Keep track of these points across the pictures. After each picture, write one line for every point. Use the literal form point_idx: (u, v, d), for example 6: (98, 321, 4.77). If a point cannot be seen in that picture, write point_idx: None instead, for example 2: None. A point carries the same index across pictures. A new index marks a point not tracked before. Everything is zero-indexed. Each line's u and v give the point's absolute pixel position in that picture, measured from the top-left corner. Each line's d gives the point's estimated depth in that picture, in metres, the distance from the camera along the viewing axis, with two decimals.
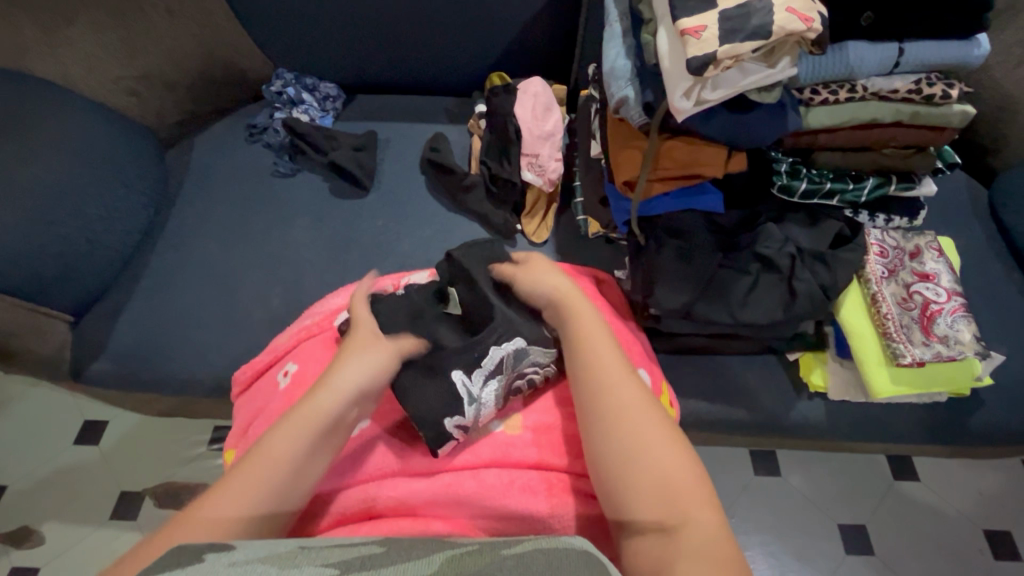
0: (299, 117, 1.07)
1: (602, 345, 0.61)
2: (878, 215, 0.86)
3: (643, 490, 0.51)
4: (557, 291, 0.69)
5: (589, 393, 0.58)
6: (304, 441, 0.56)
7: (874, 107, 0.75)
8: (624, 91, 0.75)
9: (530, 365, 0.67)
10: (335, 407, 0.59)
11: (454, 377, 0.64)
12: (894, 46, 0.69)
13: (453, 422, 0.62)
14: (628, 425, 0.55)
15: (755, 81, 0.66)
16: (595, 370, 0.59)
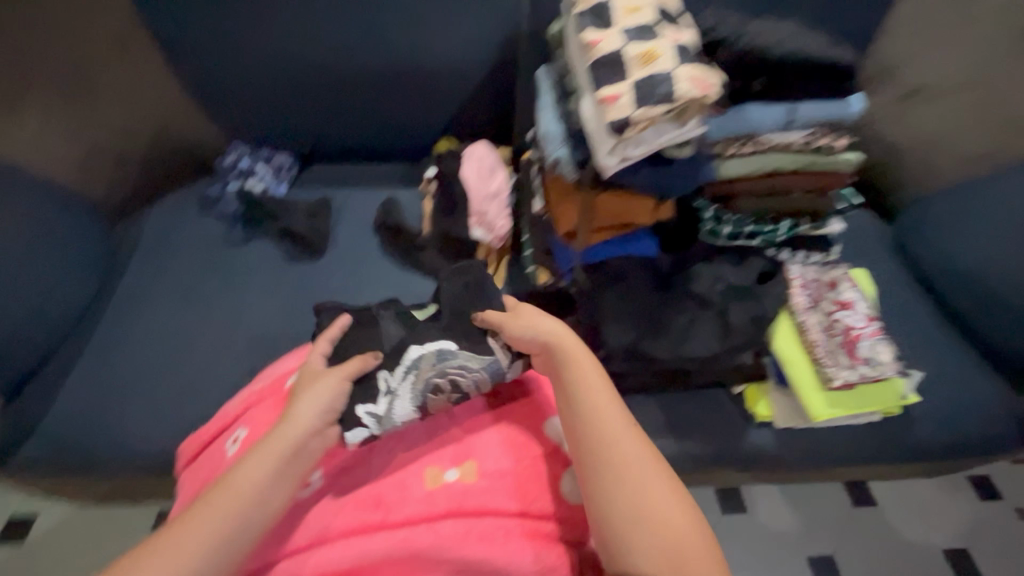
0: (253, 186, 1.09)
1: (605, 405, 0.61)
2: (798, 251, 0.94)
3: (652, 549, 0.52)
4: (544, 333, 0.68)
5: (601, 458, 0.57)
6: (261, 481, 0.57)
7: (777, 158, 0.84)
8: (558, 152, 0.82)
9: (453, 367, 0.69)
10: (290, 445, 0.60)
11: (377, 368, 0.69)
12: (784, 107, 0.80)
13: (362, 408, 0.67)
14: (644, 494, 0.55)
15: (671, 139, 0.74)
16: (603, 433, 0.59)
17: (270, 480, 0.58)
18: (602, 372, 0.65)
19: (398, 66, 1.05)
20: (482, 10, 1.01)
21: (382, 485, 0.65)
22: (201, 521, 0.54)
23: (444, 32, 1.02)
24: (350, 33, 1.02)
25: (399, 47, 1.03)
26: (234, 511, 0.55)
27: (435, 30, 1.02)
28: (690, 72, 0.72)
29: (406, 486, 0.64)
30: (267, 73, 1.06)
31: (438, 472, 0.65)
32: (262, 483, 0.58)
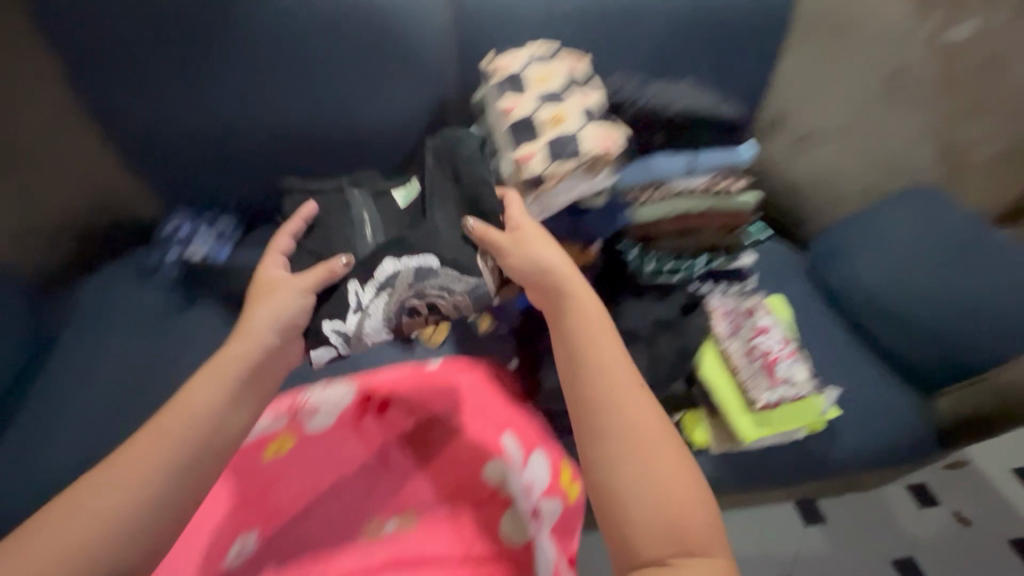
0: (193, 254, 1.10)
1: (609, 349, 0.64)
2: (719, 283, 1.02)
3: (649, 502, 0.53)
4: (547, 265, 0.73)
5: (596, 391, 0.60)
6: (221, 392, 0.64)
7: (686, 201, 0.92)
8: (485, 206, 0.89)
9: (430, 286, 0.89)
10: (243, 361, 0.68)
11: (351, 284, 0.85)
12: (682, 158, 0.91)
13: (331, 325, 0.83)
14: (640, 435, 0.57)
15: (583, 191, 0.82)
16: (603, 371, 0.62)
17: (227, 399, 0.64)
18: (605, 318, 0.69)
19: (334, 134, 1.11)
20: (411, 80, 1.08)
21: (320, 542, 0.71)
22: (162, 437, 0.59)
23: (376, 101, 1.09)
24: (285, 106, 1.06)
25: (334, 117, 1.09)
26: (196, 424, 0.61)
27: (367, 99, 1.08)
28: (593, 132, 0.81)
29: (344, 540, 0.71)
30: (202, 145, 1.08)
31: (376, 526, 0.72)
32: (222, 398, 0.64)
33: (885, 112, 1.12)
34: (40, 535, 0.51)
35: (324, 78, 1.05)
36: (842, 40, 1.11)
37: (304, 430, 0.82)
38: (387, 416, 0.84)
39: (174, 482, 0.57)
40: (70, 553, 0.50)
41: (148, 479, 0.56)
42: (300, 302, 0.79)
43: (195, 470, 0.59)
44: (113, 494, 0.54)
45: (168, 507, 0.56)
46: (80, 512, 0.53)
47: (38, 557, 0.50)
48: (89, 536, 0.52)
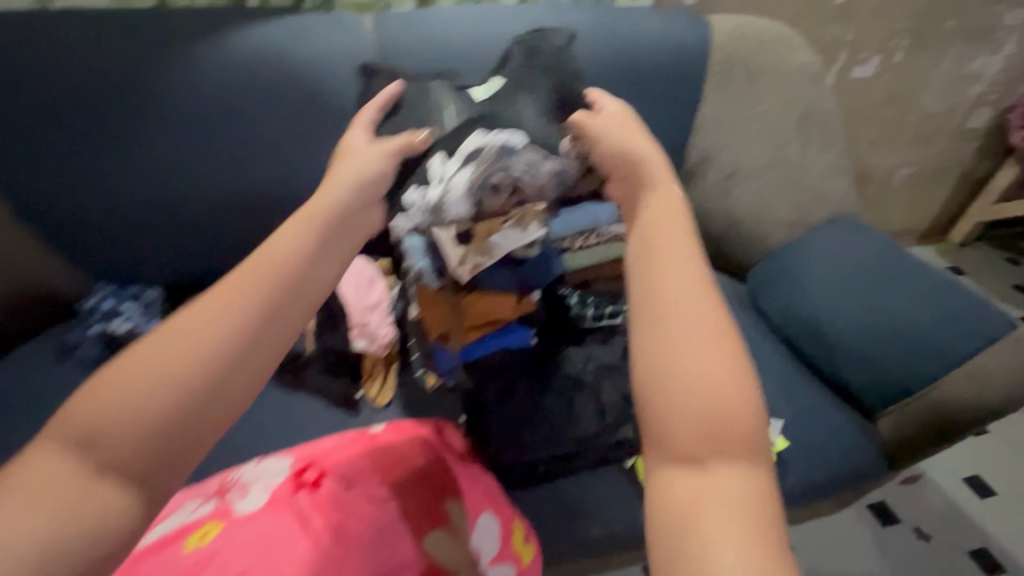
0: (117, 327, 1.05)
1: (676, 240, 0.51)
2: None
3: (692, 402, 0.42)
4: (641, 152, 0.62)
5: (650, 279, 0.47)
6: (300, 246, 0.52)
7: (620, 246, 0.96)
8: (420, 262, 0.88)
9: (509, 163, 0.80)
10: (332, 211, 0.58)
11: (433, 161, 0.80)
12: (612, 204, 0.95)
13: (411, 196, 0.81)
14: (701, 344, 0.43)
15: (514, 243, 0.82)
16: (670, 261, 0.49)
17: (313, 251, 0.53)
18: (682, 209, 0.55)
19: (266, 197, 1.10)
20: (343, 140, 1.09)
21: None
22: (220, 295, 0.46)
23: (308, 163, 1.09)
24: (213, 172, 1.06)
25: (264, 180, 1.08)
26: (266, 281, 0.48)
27: (299, 162, 1.08)
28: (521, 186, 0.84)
29: None
30: (127, 215, 1.05)
31: None
32: (303, 250, 0.52)
33: (798, 148, 1.19)
34: (100, 384, 0.40)
35: (254, 143, 1.06)
36: (755, 82, 1.17)
37: (230, 514, 0.70)
38: (322, 490, 0.75)
39: (246, 341, 0.45)
40: (139, 407, 0.40)
41: (217, 335, 0.44)
42: (378, 158, 0.68)
43: (266, 331, 0.46)
44: (170, 349, 0.42)
45: (242, 371, 0.44)
46: (142, 365, 0.41)
47: (100, 410, 0.39)
48: (155, 390, 0.40)
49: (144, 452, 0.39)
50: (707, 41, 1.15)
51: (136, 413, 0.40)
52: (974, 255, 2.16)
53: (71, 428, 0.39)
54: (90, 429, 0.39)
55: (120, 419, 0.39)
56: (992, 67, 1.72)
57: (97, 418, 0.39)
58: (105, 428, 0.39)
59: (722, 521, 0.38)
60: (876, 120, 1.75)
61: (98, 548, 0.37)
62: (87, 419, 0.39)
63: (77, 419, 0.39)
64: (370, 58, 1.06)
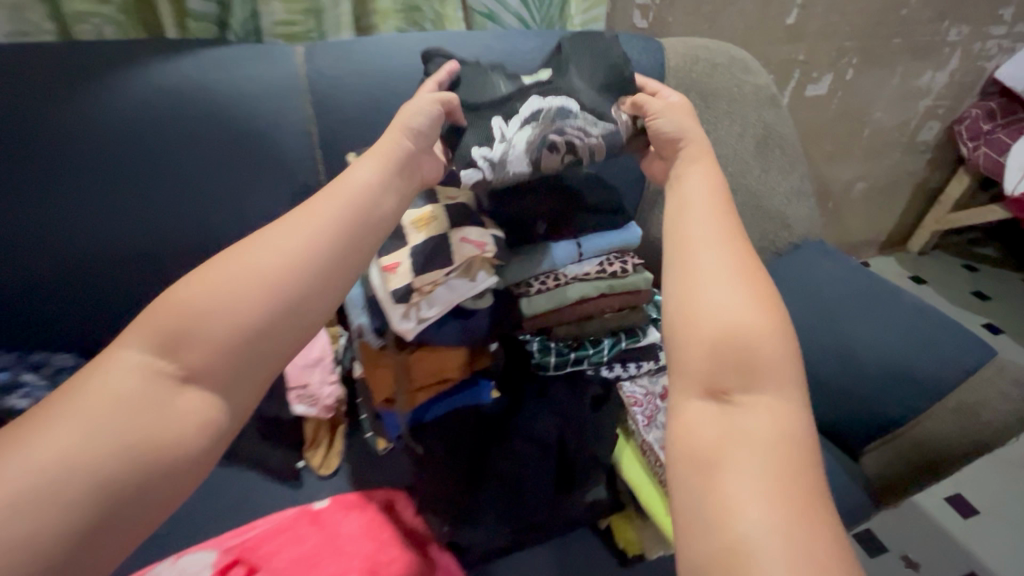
0: (15, 402, 0.90)
1: (710, 225, 0.61)
2: (629, 364, 0.95)
3: (723, 353, 0.50)
4: (681, 166, 0.72)
5: (689, 250, 0.58)
6: (357, 196, 0.64)
7: (580, 287, 0.86)
8: (360, 319, 0.79)
9: (568, 125, 0.78)
10: (355, 198, 0.64)
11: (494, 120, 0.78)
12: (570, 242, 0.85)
13: (478, 151, 0.76)
14: (747, 296, 0.53)
15: (462, 295, 0.73)
16: (705, 238, 0.59)
17: (333, 235, 0.60)
18: (722, 202, 0.65)
19: (190, 244, 0.99)
20: (275, 179, 0.99)
21: None
22: (283, 233, 0.58)
23: (236, 205, 0.99)
24: (125, 218, 0.94)
25: (187, 226, 0.98)
26: (319, 225, 0.60)
27: (226, 205, 0.98)
28: (465, 232, 0.75)
29: None
30: (24, 272, 0.92)
31: None
32: (357, 199, 0.64)
33: (759, 171, 1.15)
34: (188, 297, 0.52)
35: (172, 186, 0.95)
36: (713, 105, 1.13)
37: None
38: None
39: (299, 275, 0.57)
40: (220, 315, 0.52)
41: (274, 265, 0.56)
42: (427, 105, 0.74)
43: (317, 265, 0.58)
44: (240, 275, 0.54)
45: (286, 300, 0.55)
46: (215, 284, 0.53)
47: (189, 312, 0.51)
48: (230, 303, 0.52)
49: (214, 358, 0.51)
50: (660, 64, 1.11)
51: (216, 319, 0.51)
52: (933, 263, 2.18)
53: (163, 327, 0.50)
54: (181, 329, 0.50)
55: (197, 327, 0.51)
56: (937, 81, 1.75)
57: (184, 323, 0.51)
58: (195, 327, 0.51)
59: (749, 456, 0.44)
60: (832, 136, 1.75)
61: (165, 440, 0.46)
62: (176, 321, 0.51)
63: (171, 319, 0.51)
64: (302, 91, 0.97)
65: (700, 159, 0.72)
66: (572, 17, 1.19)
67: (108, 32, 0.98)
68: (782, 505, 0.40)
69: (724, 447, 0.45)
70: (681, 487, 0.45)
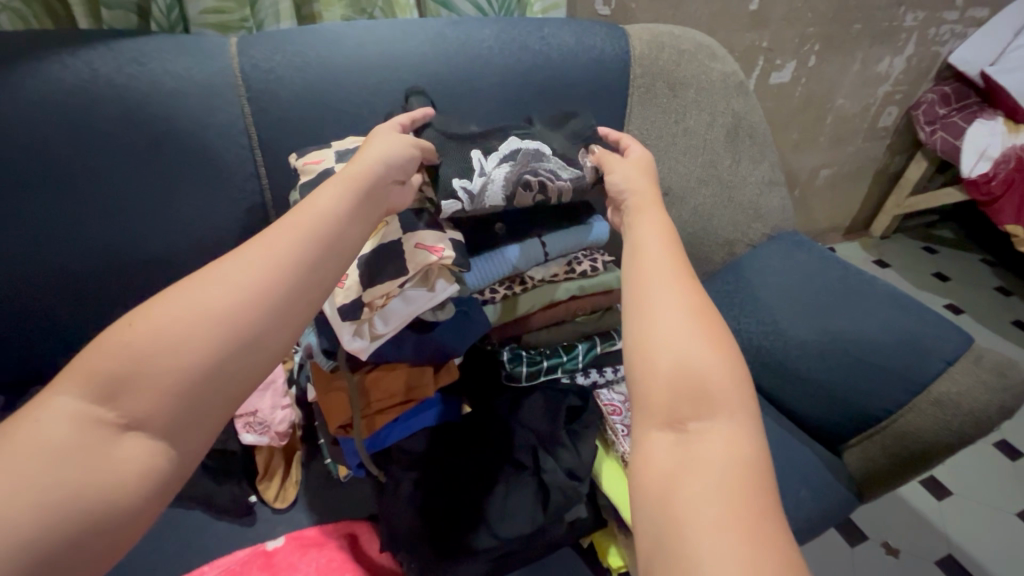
0: None
1: (659, 248, 0.56)
2: (606, 368, 0.90)
3: (670, 376, 0.43)
4: (625, 188, 0.69)
5: (640, 272, 0.53)
6: (337, 207, 0.54)
7: (550, 289, 0.83)
8: (308, 338, 0.72)
9: (542, 168, 0.74)
10: (330, 219, 0.53)
11: (472, 150, 0.72)
12: (535, 242, 0.79)
13: (459, 181, 0.70)
14: (695, 316, 0.47)
15: (419, 308, 0.65)
16: (654, 261, 0.54)
17: (310, 263, 0.50)
18: (670, 226, 0.61)
19: (117, 259, 0.89)
20: (210, 185, 0.89)
21: None
22: (254, 258, 0.47)
23: (167, 215, 0.89)
24: (37, 233, 0.84)
25: (111, 241, 0.87)
26: (298, 239, 0.50)
27: (155, 216, 0.88)
28: (420, 238, 0.67)
29: None
30: None
31: None
32: (337, 211, 0.54)
33: (730, 161, 1.12)
34: (139, 327, 0.41)
35: (89, 197, 0.84)
36: (680, 94, 1.09)
37: None
38: None
39: (277, 298, 0.46)
40: (175, 350, 0.41)
41: (245, 285, 0.45)
42: (405, 143, 0.66)
43: (296, 286, 0.48)
44: (204, 300, 0.43)
45: (258, 327, 0.45)
46: (172, 310, 0.42)
47: (140, 346, 0.40)
48: (192, 333, 0.42)
49: (170, 404, 0.40)
50: (625, 52, 1.05)
51: (171, 354, 0.41)
52: (896, 247, 2.21)
53: (111, 365, 0.40)
54: (131, 368, 0.40)
55: (147, 369, 0.40)
56: (896, 67, 1.76)
57: (134, 361, 0.40)
58: (149, 365, 0.40)
59: (701, 494, 0.37)
60: (797, 124, 1.74)
61: (107, 511, 0.36)
62: (126, 358, 0.40)
63: (119, 355, 0.40)
64: (235, 87, 0.88)
65: (651, 191, 0.69)
66: (532, 4, 1.12)
67: (4, 22, 0.86)
68: (739, 550, 0.34)
69: (675, 485, 0.38)
70: (645, 537, 0.37)
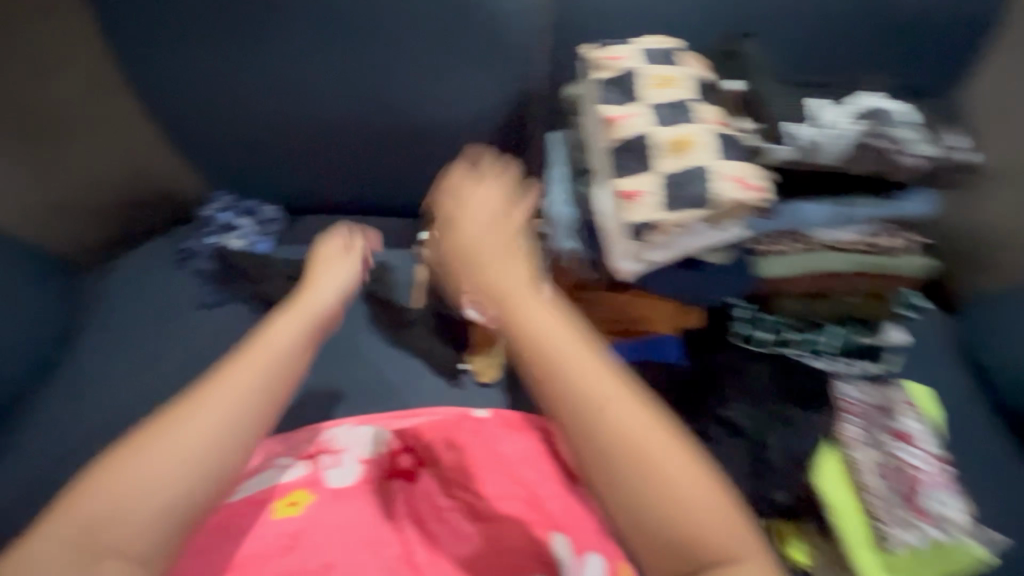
0: (233, 244, 1.02)
1: (563, 346, 0.46)
2: (858, 362, 0.78)
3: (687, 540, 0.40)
4: (472, 236, 0.58)
5: (580, 403, 0.44)
6: (295, 344, 0.63)
7: (831, 257, 0.70)
8: (568, 244, 0.71)
9: (895, 137, 0.60)
10: (279, 353, 0.60)
11: (811, 99, 0.63)
12: (826, 204, 0.67)
13: (788, 125, 0.61)
14: (639, 460, 0.42)
15: (704, 243, 0.60)
16: (581, 375, 0.45)
17: (263, 391, 0.55)
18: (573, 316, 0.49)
19: (391, 123, 0.94)
20: (485, 62, 0.87)
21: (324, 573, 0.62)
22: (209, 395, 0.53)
23: (446, 83, 0.89)
24: (333, 82, 0.90)
25: (394, 98, 0.91)
26: (253, 376, 0.56)
27: (426, 87, 0.90)
28: (730, 167, 0.58)
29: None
30: (246, 122, 0.95)
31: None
32: (292, 347, 0.62)
33: None
34: (103, 480, 0.46)
35: (380, 59, 0.88)
36: None
37: (322, 486, 0.72)
38: (419, 482, 0.74)
39: (231, 413, 0.52)
40: (140, 495, 0.46)
41: (206, 412, 0.51)
42: (352, 278, 0.81)
43: (252, 397, 0.54)
44: (162, 435, 0.49)
45: (213, 447, 0.50)
46: (133, 458, 0.48)
47: (106, 496, 0.46)
48: (154, 468, 0.47)
49: (140, 534, 0.45)
50: None
51: (137, 501, 0.46)
52: None
53: (75, 523, 0.45)
54: (97, 517, 0.45)
55: (106, 521, 0.45)
56: None
57: (98, 512, 0.45)
58: (113, 514, 0.45)
59: None
60: None
61: None
62: (95, 508, 0.45)
63: (85, 507, 0.45)
64: None
65: (511, 247, 0.56)
66: None
67: None
68: None
69: None
70: None
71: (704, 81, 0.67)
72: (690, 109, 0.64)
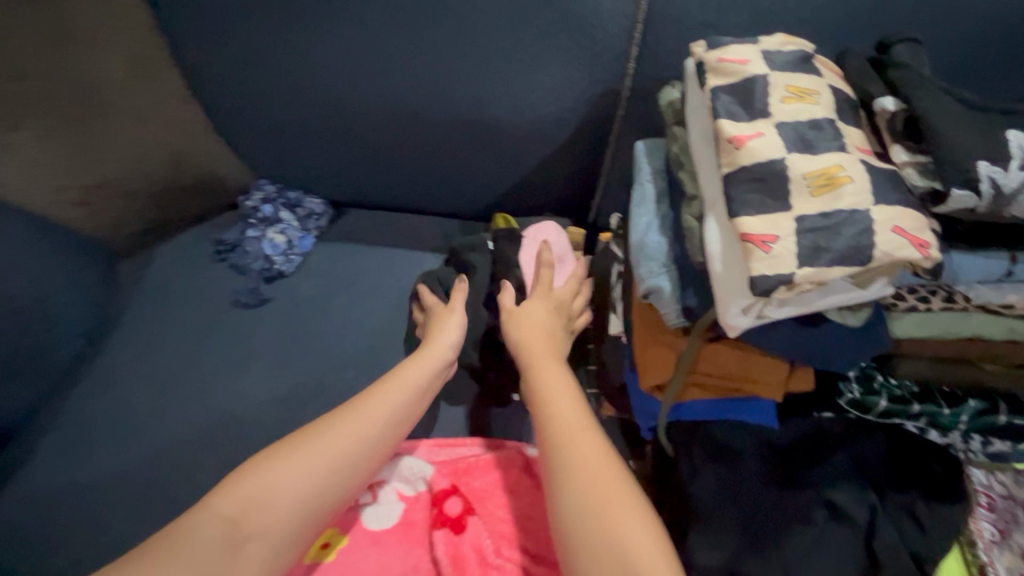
0: (275, 239, 0.94)
1: (568, 411, 0.58)
2: (995, 440, 0.65)
3: None
4: (529, 325, 0.69)
5: (575, 456, 0.54)
6: (420, 378, 0.66)
7: (980, 321, 0.58)
8: (657, 280, 0.59)
9: None
10: (406, 389, 0.64)
11: (1013, 131, 0.48)
12: (1005, 254, 0.52)
13: (987, 166, 0.46)
14: (608, 517, 0.49)
15: (839, 304, 0.49)
16: (576, 445, 0.55)
17: (388, 423, 0.61)
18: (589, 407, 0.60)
19: (460, 119, 0.85)
20: (574, 57, 0.77)
21: None
22: (352, 423, 0.59)
23: (517, 83, 0.81)
24: (403, 71, 0.82)
25: (461, 93, 0.83)
26: (383, 405, 0.61)
27: (505, 80, 0.80)
28: (897, 217, 0.45)
29: None
30: (302, 113, 0.89)
31: None
32: (421, 379, 0.65)
33: None
34: (243, 479, 0.53)
35: (458, 47, 0.78)
36: None
37: (359, 526, 0.65)
38: (465, 533, 0.65)
39: (366, 443, 0.58)
40: (282, 488, 0.53)
41: (347, 432, 0.58)
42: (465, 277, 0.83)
43: (372, 440, 0.59)
44: (297, 458, 0.55)
45: (351, 464, 0.57)
46: (275, 470, 0.54)
47: (246, 491, 0.52)
48: (306, 477, 0.54)
49: (277, 525, 0.52)
50: None
51: (281, 494, 0.53)
52: None
53: (222, 514, 0.51)
54: (236, 515, 0.51)
55: (257, 504, 0.52)
56: None
57: (239, 506, 0.51)
58: (250, 512, 0.52)
59: None
60: None
61: None
62: (236, 504, 0.51)
63: (232, 499, 0.52)
64: None
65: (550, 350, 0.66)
66: None
67: None
68: None
69: None
70: None
71: (844, 96, 0.56)
72: (838, 132, 0.52)
